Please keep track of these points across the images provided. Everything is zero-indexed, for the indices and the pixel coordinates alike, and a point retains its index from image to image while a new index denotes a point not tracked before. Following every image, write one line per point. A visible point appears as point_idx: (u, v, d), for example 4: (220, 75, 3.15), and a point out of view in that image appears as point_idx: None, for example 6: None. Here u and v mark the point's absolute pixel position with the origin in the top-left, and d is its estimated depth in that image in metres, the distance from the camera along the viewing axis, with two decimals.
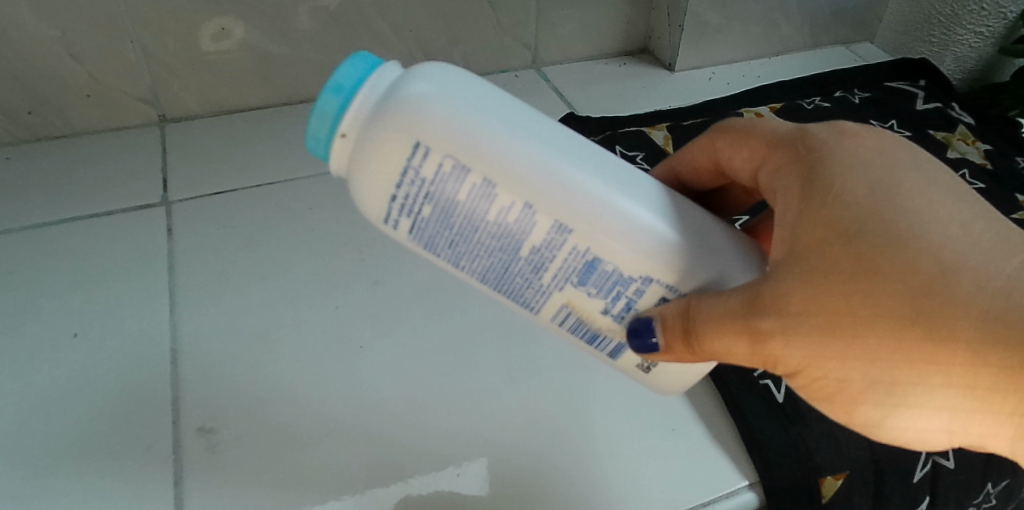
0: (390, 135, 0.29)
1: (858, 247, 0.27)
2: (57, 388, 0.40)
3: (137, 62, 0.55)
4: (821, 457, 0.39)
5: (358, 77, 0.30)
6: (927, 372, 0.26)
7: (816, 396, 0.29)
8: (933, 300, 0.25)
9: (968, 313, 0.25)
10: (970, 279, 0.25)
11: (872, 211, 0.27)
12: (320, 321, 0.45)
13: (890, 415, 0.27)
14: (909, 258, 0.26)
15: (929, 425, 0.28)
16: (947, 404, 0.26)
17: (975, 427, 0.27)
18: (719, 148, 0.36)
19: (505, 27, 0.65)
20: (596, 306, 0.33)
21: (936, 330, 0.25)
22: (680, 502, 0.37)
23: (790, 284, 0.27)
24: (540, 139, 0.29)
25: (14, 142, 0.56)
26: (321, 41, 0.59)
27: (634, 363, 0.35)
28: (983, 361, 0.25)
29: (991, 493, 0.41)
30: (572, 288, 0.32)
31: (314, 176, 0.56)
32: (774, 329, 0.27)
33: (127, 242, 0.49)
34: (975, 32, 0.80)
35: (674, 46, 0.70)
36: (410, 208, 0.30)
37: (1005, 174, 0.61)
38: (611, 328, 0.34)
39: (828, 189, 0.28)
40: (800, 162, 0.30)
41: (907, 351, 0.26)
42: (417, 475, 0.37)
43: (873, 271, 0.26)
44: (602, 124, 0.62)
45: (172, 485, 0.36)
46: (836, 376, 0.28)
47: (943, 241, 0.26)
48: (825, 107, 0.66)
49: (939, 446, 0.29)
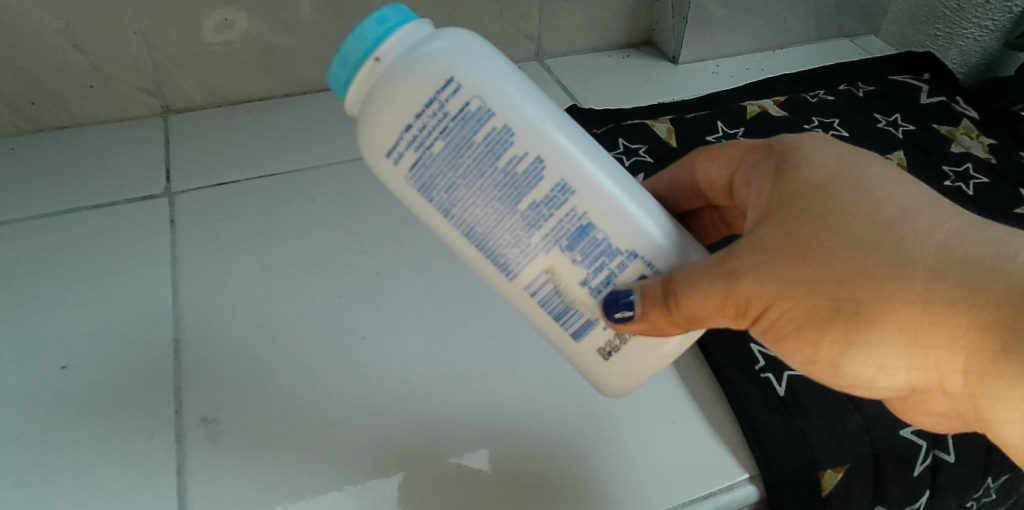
0: (425, 62, 0.29)
1: (826, 197, 0.29)
2: (59, 377, 0.40)
3: (140, 53, 0.55)
4: (822, 450, 0.39)
5: (405, 20, 0.30)
6: (889, 295, 0.27)
7: (785, 334, 0.30)
8: (890, 239, 0.27)
9: (921, 249, 0.27)
10: (922, 221, 0.27)
11: (838, 175, 0.30)
12: (324, 311, 0.45)
13: (854, 343, 0.28)
14: (869, 203, 0.28)
15: (892, 358, 0.28)
16: (901, 344, 0.27)
17: (933, 359, 0.27)
18: (695, 163, 0.37)
19: (508, 19, 0.65)
20: (577, 274, 0.31)
21: (894, 255, 0.27)
22: (681, 494, 0.37)
23: (767, 229, 0.29)
24: (554, 106, 0.31)
25: (16, 132, 0.55)
26: (324, 32, 0.59)
27: (597, 347, 0.33)
28: (935, 296, 0.26)
29: (991, 487, 0.42)
30: (558, 255, 0.31)
31: (317, 167, 0.56)
32: (749, 267, 0.28)
33: (130, 233, 0.49)
34: (980, 25, 0.79)
35: (677, 38, 0.70)
36: (421, 141, 0.30)
37: (1009, 168, 0.61)
38: (584, 303, 0.32)
39: (797, 162, 0.31)
40: (773, 152, 0.33)
41: (871, 275, 0.27)
42: (418, 466, 0.37)
43: (838, 213, 0.28)
44: (605, 116, 0.62)
45: (174, 474, 0.36)
46: (801, 315, 0.28)
47: (898, 196, 0.28)
48: (829, 100, 0.66)
49: (917, 392, 0.30)
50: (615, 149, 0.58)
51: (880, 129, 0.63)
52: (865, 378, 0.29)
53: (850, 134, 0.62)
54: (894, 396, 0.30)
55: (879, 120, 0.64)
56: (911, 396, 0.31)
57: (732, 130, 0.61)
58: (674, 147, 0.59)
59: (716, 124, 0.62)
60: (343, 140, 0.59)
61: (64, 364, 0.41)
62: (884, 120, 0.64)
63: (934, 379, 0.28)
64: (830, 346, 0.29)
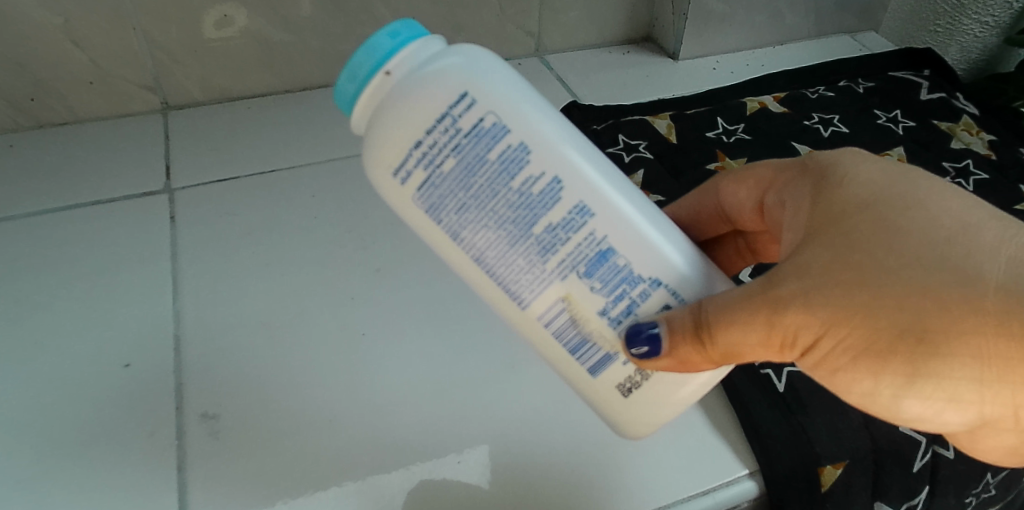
0: (440, 79, 0.29)
1: (872, 217, 0.28)
2: (59, 373, 0.40)
3: (138, 49, 0.54)
4: (821, 446, 0.39)
5: (416, 34, 0.31)
6: (960, 317, 0.25)
7: (843, 362, 0.28)
8: (954, 260, 0.26)
9: (990, 269, 0.25)
10: (989, 235, 0.26)
11: (883, 192, 0.29)
12: (323, 308, 0.45)
13: (923, 370, 0.26)
14: (925, 220, 0.27)
15: (967, 384, 0.26)
16: (971, 377, 0.26)
17: (1012, 382, 0.26)
18: (720, 188, 0.37)
19: (508, 14, 0.65)
20: (593, 304, 0.31)
21: (963, 274, 0.25)
22: (680, 491, 0.37)
23: (811, 250, 0.28)
24: (572, 125, 0.31)
25: (16, 128, 0.56)
26: (324, 28, 0.59)
27: (614, 385, 0.32)
28: (1010, 322, 0.25)
29: (991, 483, 0.42)
30: (573, 284, 0.30)
31: (316, 164, 0.56)
32: (795, 294, 0.27)
33: (129, 229, 0.49)
34: (980, 21, 0.78)
35: (677, 34, 0.70)
36: (433, 159, 0.30)
37: (1009, 165, 0.61)
38: (602, 334, 0.31)
39: (842, 178, 0.30)
40: (808, 171, 0.32)
41: (936, 296, 0.25)
42: (419, 461, 0.38)
43: (889, 230, 0.27)
44: (606, 112, 0.62)
45: (175, 469, 0.36)
46: (856, 347, 0.27)
47: (956, 210, 0.27)
48: (829, 96, 0.66)
49: (989, 420, 0.28)
50: (615, 145, 0.58)
51: (880, 125, 0.63)
52: (929, 414, 0.28)
53: (850, 131, 0.62)
54: (963, 425, 0.29)
55: (879, 116, 0.64)
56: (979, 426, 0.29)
57: (732, 127, 0.61)
58: (674, 143, 0.59)
59: (716, 121, 0.62)
60: (343, 136, 0.59)
61: (128, 361, 0.41)
62: (884, 116, 0.64)
63: (1012, 407, 0.27)
64: (892, 384, 0.27)
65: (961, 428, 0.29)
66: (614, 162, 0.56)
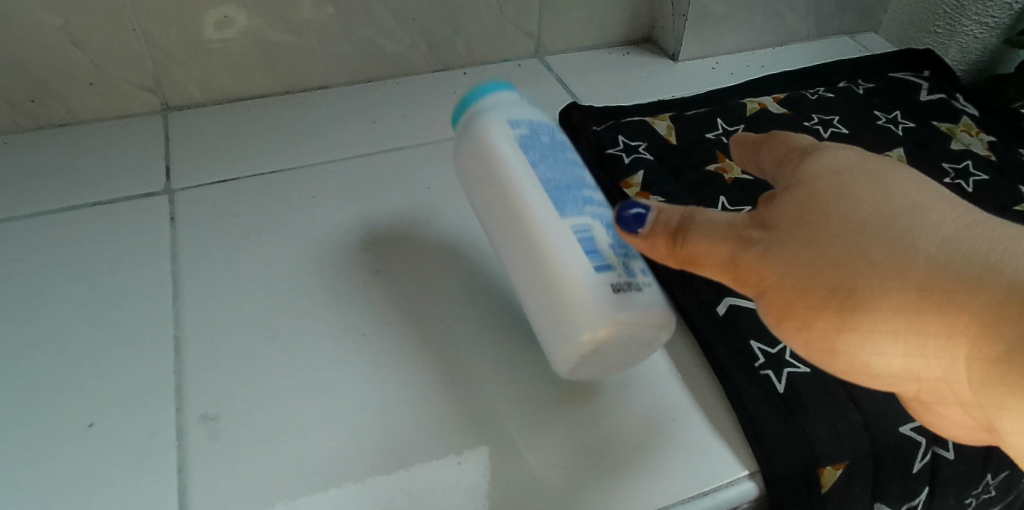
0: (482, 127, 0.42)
1: (839, 182, 0.31)
2: (58, 375, 0.40)
3: (139, 50, 0.54)
4: (821, 447, 0.39)
5: (485, 91, 0.44)
6: (888, 278, 0.28)
7: (787, 309, 0.31)
8: (898, 227, 0.29)
9: (927, 243, 0.28)
10: (942, 217, 0.29)
11: (853, 168, 0.32)
12: (322, 308, 0.45)
13: (853, 324, 0.29)
14: (886, 193, 0.30)
15: (895, 339, 0.28)
16: (897, 331, 0.28)
17: (939, 342, 0.28)
18: (738, 153, 0.39)
19: (507, 15, 0.65)
20: (563, 278, 0.36)
21: (906, 239, 0.28)
22: (680, 492, 0.37)
23: (782, 206, 0.31)
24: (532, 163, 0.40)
25: (17, 129, 0.56)
26: (324, 29, 0.59)
27: (579, 348, 0.36)
28: (933, 287, 0.27)
29: (990, 483, 0.42)
30: (549, 269, 0.37)
31: (316, 164, 0.56)
32: (761, 238, 0.31)
33: (128, 231, 0.49)
34: (980, 22, 0.78)
35: (677, 35, 0.70)
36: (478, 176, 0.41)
37: (1010, 165, 0.60)
38: (545, 307, 0.37)
39: (823, 154, 0.33)
40: (802, 149, 0.35)
41: (871, 258, 0.28)
42: (418, 463, 0.37)
43: (852, 194, 0.30)
44: (606, 113, 0.62)
45: (175, 470, 0.36)
46: (796, 300, 0.30)
47: (921, 193, 0.30)
48: (828, 98, 0.66)
49: (931, 384, 0.30)
50: (615, 146, 0.58)
51: (880, 126, 0.63)
52: (872, 366, 0.30)
53: (850, 131, 0.62)
54: (909, 385, 0.31)
55: (880, 117, 0.64)
56: (939, 395, 0.30)
57: (732, 128, 0.61)
58: (674, 145, 0.59)
59: (716, 121, 0.62)
60: (342, 136, 0.59)
61: (91, 421, 0.38)
62: (884, 118, 0.64)
63: (946, 369, 0.29)
64: (831, 331, 0.30)
65: (921, 393, 0.31)
66: (614, 164, 0.56)
